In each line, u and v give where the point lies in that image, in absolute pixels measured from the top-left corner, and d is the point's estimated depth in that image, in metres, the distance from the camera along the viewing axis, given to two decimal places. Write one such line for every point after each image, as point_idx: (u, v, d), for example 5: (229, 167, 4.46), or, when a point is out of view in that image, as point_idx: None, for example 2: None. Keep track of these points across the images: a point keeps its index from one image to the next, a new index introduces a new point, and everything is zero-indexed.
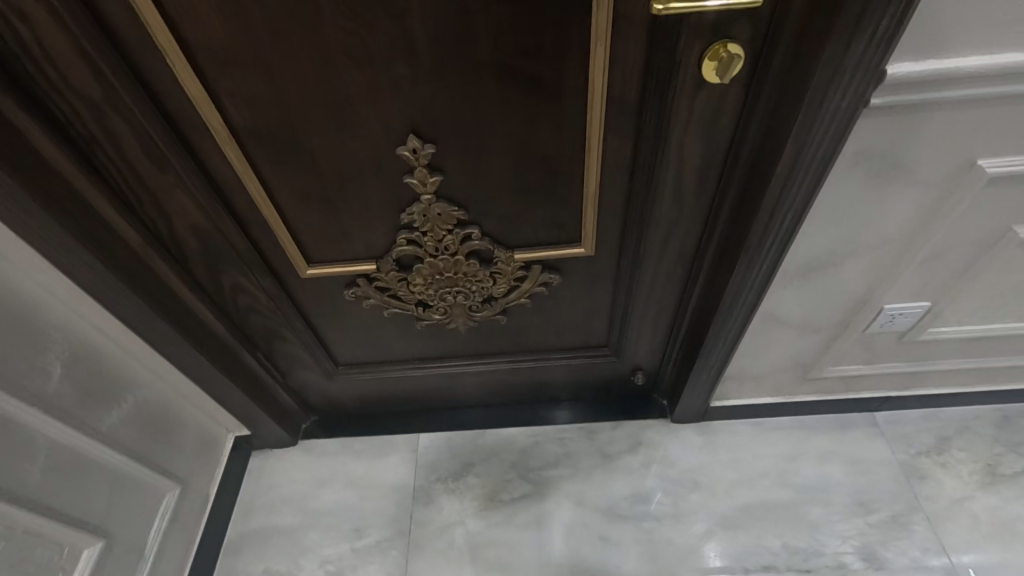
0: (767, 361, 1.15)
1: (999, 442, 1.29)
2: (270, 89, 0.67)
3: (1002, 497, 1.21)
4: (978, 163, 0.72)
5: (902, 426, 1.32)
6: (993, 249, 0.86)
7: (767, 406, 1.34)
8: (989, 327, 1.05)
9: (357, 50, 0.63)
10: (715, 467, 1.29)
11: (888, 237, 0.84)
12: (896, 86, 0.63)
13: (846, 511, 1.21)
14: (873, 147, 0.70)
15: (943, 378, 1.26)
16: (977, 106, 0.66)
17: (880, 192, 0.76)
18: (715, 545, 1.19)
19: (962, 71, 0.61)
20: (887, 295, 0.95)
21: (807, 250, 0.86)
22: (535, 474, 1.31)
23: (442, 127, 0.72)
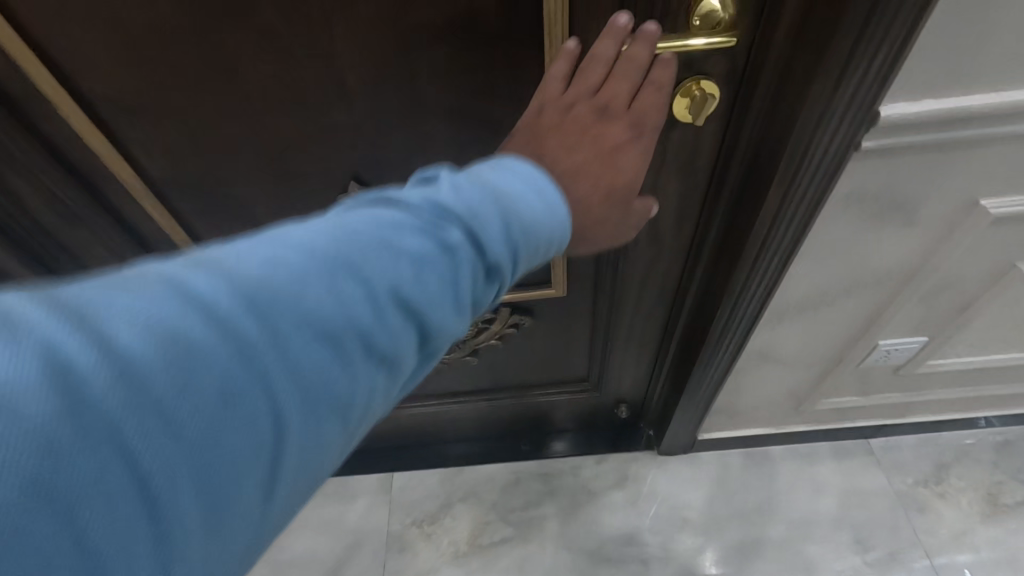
0: (757, 395, 1.09)
1: (999, 468, 1.23)
2: (188, 140, 0.59)
3: (1004, 529, 1.16)
4: (981, 204, 0.66)
5: (899, 453, 1.27)
6: (994, 284, 0.80)
7: (759, 436, 1.27)
8: (988, 358, 0.99)
9: (281, 98, 0.56)
10: (705, 503, 1.23)
11: (884, 276, 0.77)
12: (890, 127, 0.56)
13: (843, 549, 1.16)
14: (867, 190, 0.64)
15: (942, 405, 1.20)
16: (982, 143, 0.60)
17: (874, 234, 0.70)
18: (711, 553, 1.17)
19: (964, 112, 0.55)
20: (881, 332, 0.89)
21: (796, 291, 0.80)
22: (516, 514, 1.24)
23: (386, 175, 0.64)
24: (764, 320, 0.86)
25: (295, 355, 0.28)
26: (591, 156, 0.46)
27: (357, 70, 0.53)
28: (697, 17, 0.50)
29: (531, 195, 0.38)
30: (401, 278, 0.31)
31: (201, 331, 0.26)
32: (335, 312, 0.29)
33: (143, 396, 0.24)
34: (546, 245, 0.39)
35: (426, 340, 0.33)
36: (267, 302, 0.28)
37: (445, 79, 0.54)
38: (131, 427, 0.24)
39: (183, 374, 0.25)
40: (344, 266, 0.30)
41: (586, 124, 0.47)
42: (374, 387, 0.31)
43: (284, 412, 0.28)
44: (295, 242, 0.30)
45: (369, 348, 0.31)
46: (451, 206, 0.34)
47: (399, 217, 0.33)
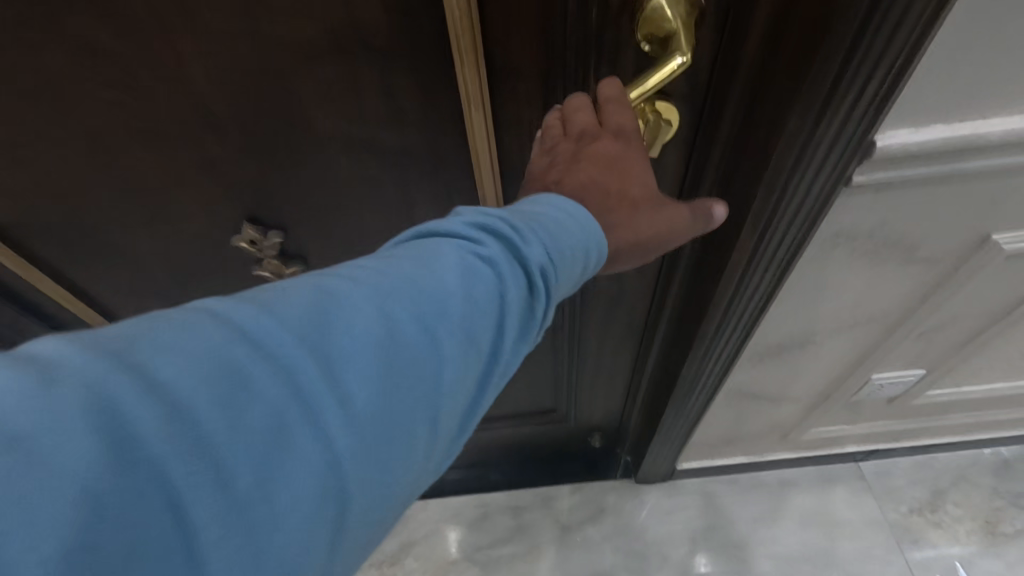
0: (739, 428, 1.00)
1: (999, 493, 1.15)
2: (33, 177, 0.49)
3: (1004, 563, 1.08)
4: (994, 239, 0.56)
5: (893, 478, 1.18)
6: (1003, 318, 0.70)
7: (743, 464, 1.18)
8: (989, 386, 0.91)
9: (136, 129, 0.45)
10: (686, 538, 1.14)
11: (879, 314, 0.68)
12: (890, 159, 0.46)
13: None
14: (860, 227, 0.54)
15: (939, 430, 1.11)
16: (1001, 173, 0.49)
17: (869, 272, 0.60)
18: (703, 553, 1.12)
19: (981, 141, 0.44)
20: (874, 367, 0.80)
21: (780, 330, 0.70)
22: (483, 552, 1.15)
23: (286, 211, 0.54)
24: (744, 359, 0.77)
25: (352, 390, 0.23)
26: (596, 175, 0.37)
27: (219, 93, 0.43)
28: (642, 38, 0.38)
29: (572, 212, 0.33)
30: (460, 302, 0.27)
31: (251, 362, 0.22)
32: (389, 337, 0.25)
33: (193, 434, 0.20)
34: (592, 270, 0.34)
35: (485, 367, 0.29)
36: (318, 332, 0.24)
37: (332, 105, 0.44)
38: (177, 482, 0.20)
39: (230, 416, 0.21)
40: (389, 287, 0.26)
41: (576, 154, 0.38)
42: (434, 427, 0.26)
43: (341, 459, 0.23)
44: (338, 275, 0.27)
45: (424, 378, 0.26)
46: (494, 228, 0.30)
47: (442, 243, 0.29)
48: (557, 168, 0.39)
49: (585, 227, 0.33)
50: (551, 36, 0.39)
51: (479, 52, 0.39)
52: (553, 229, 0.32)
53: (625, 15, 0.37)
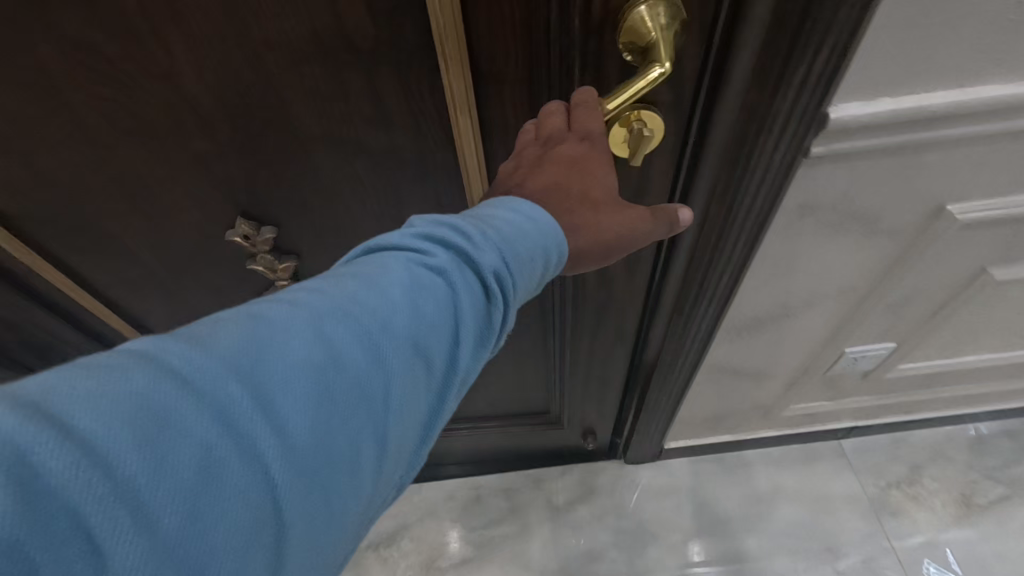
0: (722, 406, 1.03)
1: (973, 467, 1.20)
2: (29, 173, 0.50)
3: (978, 532, 1.12)
4: (947, 209, 0.59)
5: (872, 455, 1.23)
6: (966, 290, 0.73)
7: (728, 441, 1.22)
8: (959, 360, 0.95)
9: (129, 124, 0.46)
10: (674, 515, 1.18)
11: (846, 286, 0.71)
12: (845, 130, 0.48)
13: (814, 560, 1.11)
14: (821, 200, 0.57)
15: (914, 406, 1.15)
16: (951, 145, 0.52)
17: (832, 243, 0.63)
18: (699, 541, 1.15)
19: (926, 111, 0.47)
20: (848, 341, 0.83)
21: (753, 303, 0.73)
22: (476, 533, 1.19)
23: (277, 207, 0.55)
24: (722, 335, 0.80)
25: (304, 403, 0.26)
26: (557, 181, 0.39)
27: (208, 89, 0.43)
28: (624, 47, 0.39)
29: (527, 215, 0.36)
30: (404, 316, 0.30)
31: (180, 394, 0.23)
32: (330, 359, 0.27)
33: (155, 450, 0.22)
34: (543, 271, 0.37)
35: (428, 383, 0.31)
36: (253, 362, 0.25)
37: (320, 103, 0.44)
38: (142, 496, 0.21)
39: (161, 451, 0.22)
40: (330, 311, 0.28)
41: (541, 158, 0.41)
42: (376, 443, 0.28)
43: (276, 482, 0.24)
44: (274, 304, 0.28)
45: (367, 396, 0.28)
46: (442, 238, 0.33)
47: (385, 262, 0.32)
48: (522, 170, 0.41)
49: (543, 235, 0.36)
50: (536, 43, 0.40)
51: (465, 61, 0.40)
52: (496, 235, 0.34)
53: (607, 22, 0.38)
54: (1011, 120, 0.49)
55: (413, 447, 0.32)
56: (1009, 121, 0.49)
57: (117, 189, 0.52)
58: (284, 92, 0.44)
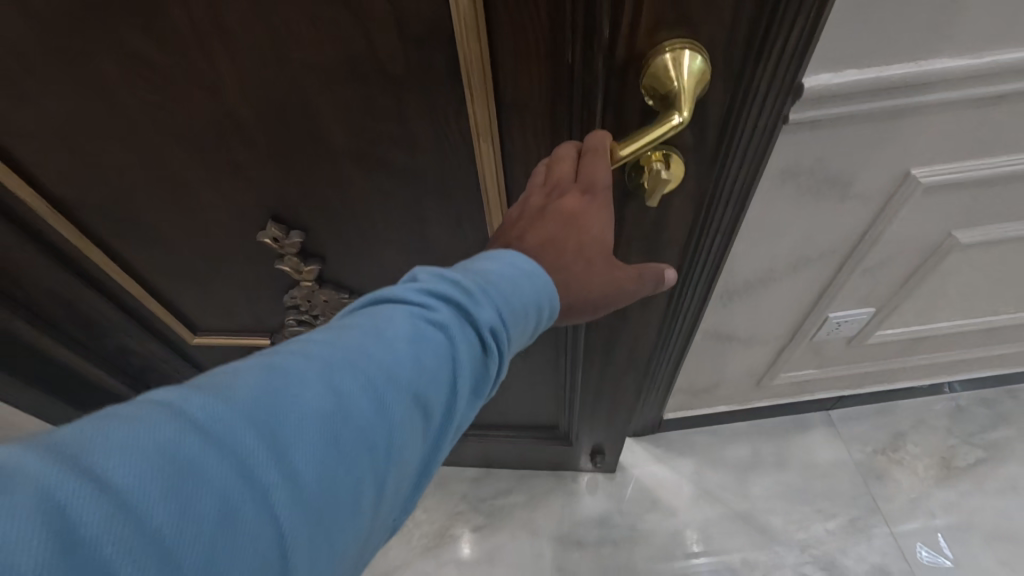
0: (715, 373, 1.10)
1: (953, 434, 1.27)
2: (84, 165, 0.54)
3: (957, 491, 1.20)
4: (913, 173, 0.65)
5: (859, 424, 1.30)
6: (936, 254, 0.79)
7: (722, 413, 1.29)
8: (933, 326, 1.00)
9: (173, 126, 0.49)
10: (673, 482, 1.25)
11: (827, 250, 0.77)
12: (818, 98, 0.55)
13: (805, 520, 1.19)
14: (800, 164, 0.64)
15: (897, 376, 1.22)
16: (912, 114, 0.59)
17: (813, 208, 0.70)
18: (693, 530, 1.19)
19: (887, 81, 0.53)
20: (831, 305, 0.88)
21: (744, 266, 0.80)
22: (486, 503, 1.26)
23: (304, 212, 0.58)
24: (715, 299, 0.87)
25: (316, 456, 0.27)
26: (555, 235, 0.41)
27: (245, 101, 0.46)
28: (646, 91, 0.40)
29: (520, 267, 0.38)
30: (408, 366, 0.31)
31: (203, 447, 0.25)
32: (340, 411, 0.28)
33: (181, 501, 0.24)
34: (536, 319, 0.38)
35: (426, 428, 0.32)
36: (269, 412, 0.27)
37: (350, 118, 0.47)
38: (168, 545, 0.23)
39: (181, 500, 0.24)
40: (341, 362, 0.30)
41: (543, 209, 0.43)
42: (378, 491, 0.30)
43: (287, 531, 0.26)
44: (288, 353, 0.30)
45: (373, 444, 0.29)
46: (445, 292, 0.34)
47: (391, 313, 0.33)
48: (524, 220, 0.43)
49: (538, 289, 0.38)
50: (561, 77, 0.42)
51: (490, 95, 0.43)
52: (491, 288, 0.36)
53: (632, 66, 0.40)
54: (963, 90, 0.56)
55: (410, 489, 0.33)
56: (962, 91, 0.56)
57: (159, 184, 0.56)
58: (316, 106, 0.46)
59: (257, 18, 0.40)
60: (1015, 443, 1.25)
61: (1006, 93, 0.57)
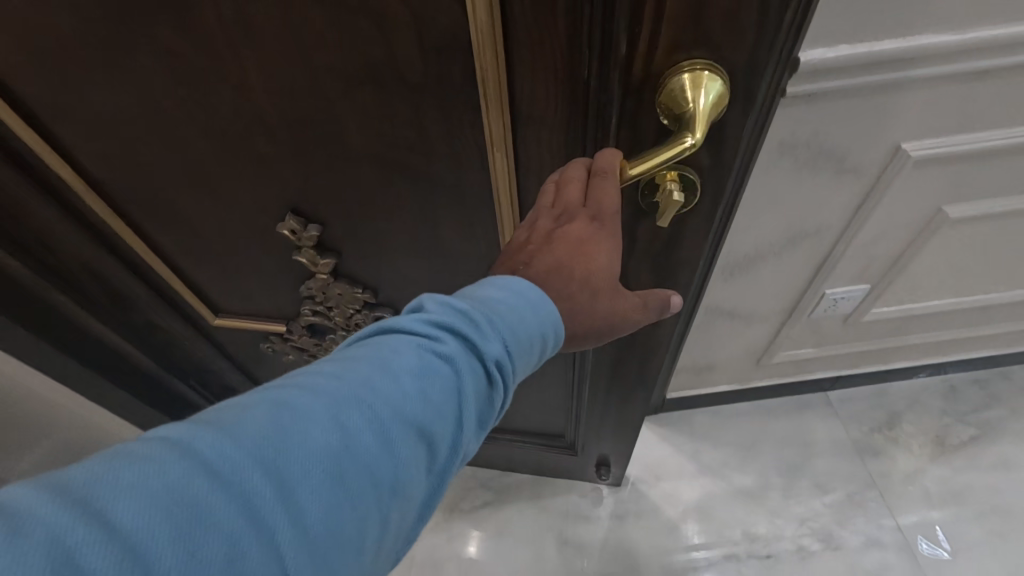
0: (715, 351, 1.15)
1: (947, 414, 1.31)
2: (122, 154, 0.58)
3: (951, 468, 1.24)
4: (903, 147, 0.68)
5: (855, 404, 1.34)
6: (926, 228, 0.82)
7: (722, 394, 1.33)
8: (923, 304, 1.02)
9: (203, 122, 0.52)
10: (676, 460, 1.30)
11: (822, 225, 0.80)
12: (812, 71, 0.58)
13: (803, 495, 1.23)
14: (796, 137, 0.67)
15: (893, 357, 1.26)
16: (901, 89, 0.62)
17: (808, 181, 0.73)
18: (702, 487, 1.26)
19: (876, 55, 0.57)
20: (826, 282, 0.92)
21: (743, 243, 0.84)
22: (495, 480, 1.31)
23: (323, 208, 0.61)
24: (717, 274, 0.91)
25: (321, 493, 0.28)
26: (563, 260, 0.42)
27: (270, 100, 0.49)
28: (663, 109, 0.41)
29: (523, 293, 0.39)
30: (414, 400, 0.32)
31: (210, 487, 0.25)
32: (345, 448, 0.29)
33: (186, 543, 0.24)
34: (540, 347, 0.39)
35: (431, 461, 0.33)
36: (275, 450, 0.27)
37: (369, 122, 0.50)
38: None
39: (191, 544, 0.24)
40: (347, 397, 0.30)
41: (551, 233, 0.44)
42: (380, 525, 0.30)
43: (291, 569, 0.26)
44: (294, 387, 0.31)
45: (377, 480, 0.30)
46: (450, 323, 0.35)
47: (396, 344, 0.34)
48: (532, 243, 0.44)
49: (542, 315, 0.39)
50: (574, 92, 0.44)
51: (504, 104, 0.46)
52: (496, 318, 0.36)
53: (649, 83, 0.41)
54: (948, 65, 0.59)
55: (414, 518, 0.34)
56: (948, 66, 0.59)
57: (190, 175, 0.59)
58: (337, 108, 0.49)
59: (283, 21, 0.42)
60: (1008, 423, 1.28)
61: (988, 69, 0.61)
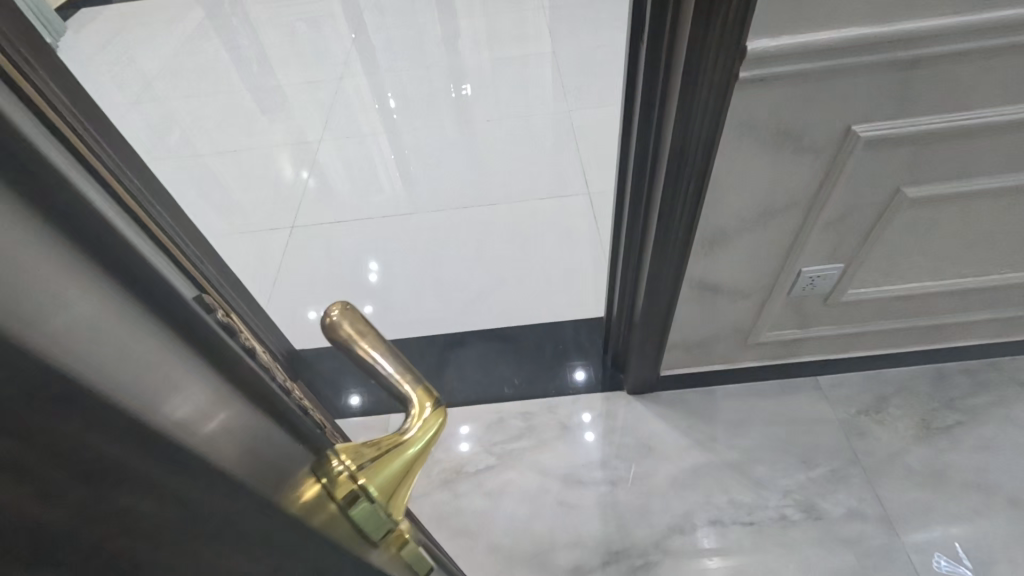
0: (706, 327, 1.25)
1: (934, 399, 1.36)
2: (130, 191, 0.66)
3: (935, 449, 1.29)
4: (854, 129, 0.82)
5: (844, 388, 1.40)
6: (890, 208, 0.96)
7: (715, 373, 1.44)
8: (907, 287, 1.15)
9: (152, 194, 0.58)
10: (668, 434, 1.39)
11: (792, 199, 0.94)
12: (759, 58, 0.73)
13: (789, 468, 1.30)
14: (756, 118, 0.81)
15: (882, 342, 1.35)
16: (839, 76, 0.76)
17: (773, 158, 0.87)
18: (690, 459, 1.35)
19: (812, 44, 0.71)
20: (802, 259, 1.06)
21: (721, 219, 0.98)
22: (498, 446, 1.44)
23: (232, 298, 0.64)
24: (699, 247, 1.03)
25: None
26: None
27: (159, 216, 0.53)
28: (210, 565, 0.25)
29: None
30: None
31: None
32: None
33: None
34: None
35: None
36: None
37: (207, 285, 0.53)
38: None
39: None
40: None
41: None
42: None
43: None
44: None
45: None
46: None
47: None
48: None
49: None
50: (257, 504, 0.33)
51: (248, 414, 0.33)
52: None
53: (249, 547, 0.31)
54: (878, 54, 0.73)
55: None
56: (878, 55, 0.73)
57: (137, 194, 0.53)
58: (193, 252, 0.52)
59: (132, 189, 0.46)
60: (994, 409, 1.32)
61: (917, 58, 0.74)
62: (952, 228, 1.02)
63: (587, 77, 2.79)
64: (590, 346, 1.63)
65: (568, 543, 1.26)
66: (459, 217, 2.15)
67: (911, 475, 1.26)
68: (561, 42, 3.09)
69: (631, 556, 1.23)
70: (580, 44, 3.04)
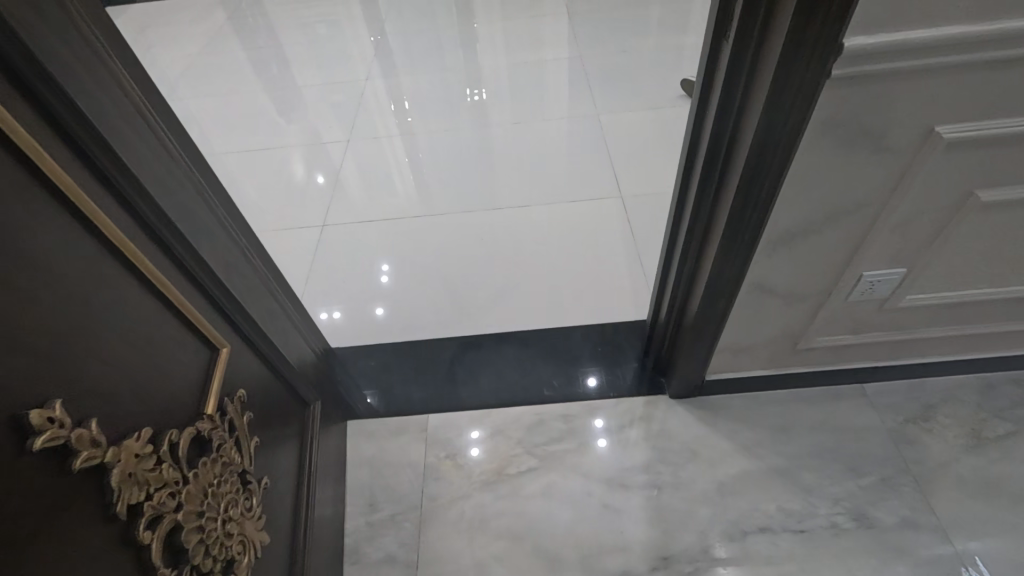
0: (755, 332, 1.24)
1: (983, 408, 1.35)
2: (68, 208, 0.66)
3: (986, 459, 1.27)
4: (937, 130, 0.82)
5: (890, 396, 1.39)
6: (959, 212, 0.95)
7: (759, 378, 1.42)
8: (965, 293, 1.14)
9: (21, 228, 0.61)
10: (712, 439, 1.38)
11: (862, 201, 0.93)
12: (854, 55, 0.72)
13: (838, 476, 1.28)
14: (841, 115, 0.80)
15: (931, 350, 1.33)
16: (929, 75, 0.75)
17: (850, 156, 0.86)
18: (735, 464, 1.33)
19: (911, 42, 0.70)
20: (864, 263, 1.05)
21: (787, 220, 0.97)
22: (539, 448, 1.43)
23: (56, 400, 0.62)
24: (761, 249, 1.02)
25: None
26: None
27: None
28: None
29: None
30: None
31: None
32: None
33: None
34: None
35: None
36: None
37: None
38: None
39: None
40: None
41: None
42: None
43: None
44: None
45: None
46: None
47: None
48: None
49: None
50: None
51: None
52: None
53: None
54: (974, 53, 0.72)
55: None
56: (972, 54, 0.73)
57: None
58: None
59: None
60: None
61: (1011, 59, 0.73)
62: (1017, 234, 1.01)
63: (613, 81, 2.79)
64: (629, 349, 1.61)
65: (613, 548, 1.24)
66: (488, 219, 2.14)
67: (964, 485, 1.24)
68: (583, 48, 3.09)
69: (681, 563, 1.20)
70: (604, 50, 3.05)
